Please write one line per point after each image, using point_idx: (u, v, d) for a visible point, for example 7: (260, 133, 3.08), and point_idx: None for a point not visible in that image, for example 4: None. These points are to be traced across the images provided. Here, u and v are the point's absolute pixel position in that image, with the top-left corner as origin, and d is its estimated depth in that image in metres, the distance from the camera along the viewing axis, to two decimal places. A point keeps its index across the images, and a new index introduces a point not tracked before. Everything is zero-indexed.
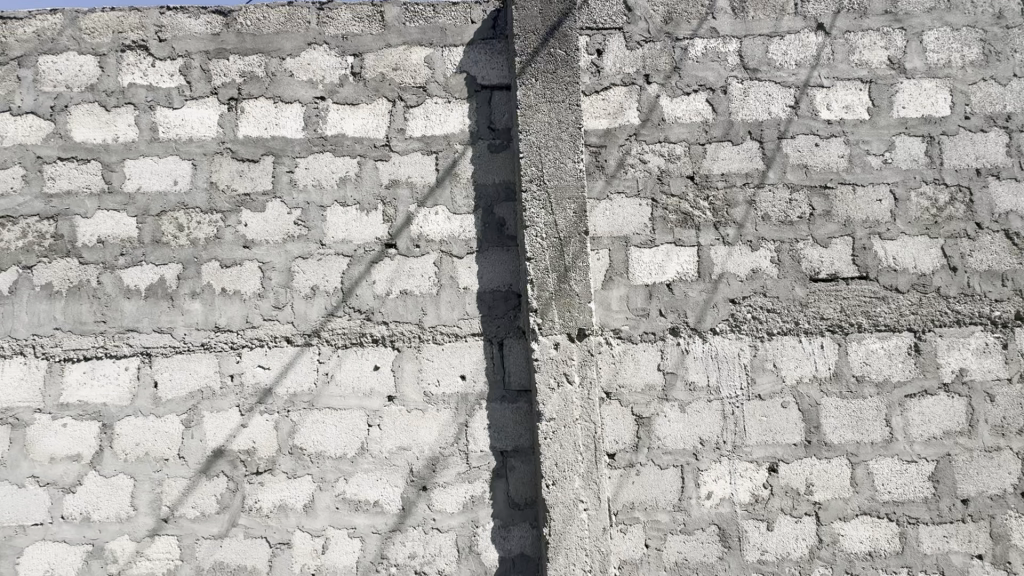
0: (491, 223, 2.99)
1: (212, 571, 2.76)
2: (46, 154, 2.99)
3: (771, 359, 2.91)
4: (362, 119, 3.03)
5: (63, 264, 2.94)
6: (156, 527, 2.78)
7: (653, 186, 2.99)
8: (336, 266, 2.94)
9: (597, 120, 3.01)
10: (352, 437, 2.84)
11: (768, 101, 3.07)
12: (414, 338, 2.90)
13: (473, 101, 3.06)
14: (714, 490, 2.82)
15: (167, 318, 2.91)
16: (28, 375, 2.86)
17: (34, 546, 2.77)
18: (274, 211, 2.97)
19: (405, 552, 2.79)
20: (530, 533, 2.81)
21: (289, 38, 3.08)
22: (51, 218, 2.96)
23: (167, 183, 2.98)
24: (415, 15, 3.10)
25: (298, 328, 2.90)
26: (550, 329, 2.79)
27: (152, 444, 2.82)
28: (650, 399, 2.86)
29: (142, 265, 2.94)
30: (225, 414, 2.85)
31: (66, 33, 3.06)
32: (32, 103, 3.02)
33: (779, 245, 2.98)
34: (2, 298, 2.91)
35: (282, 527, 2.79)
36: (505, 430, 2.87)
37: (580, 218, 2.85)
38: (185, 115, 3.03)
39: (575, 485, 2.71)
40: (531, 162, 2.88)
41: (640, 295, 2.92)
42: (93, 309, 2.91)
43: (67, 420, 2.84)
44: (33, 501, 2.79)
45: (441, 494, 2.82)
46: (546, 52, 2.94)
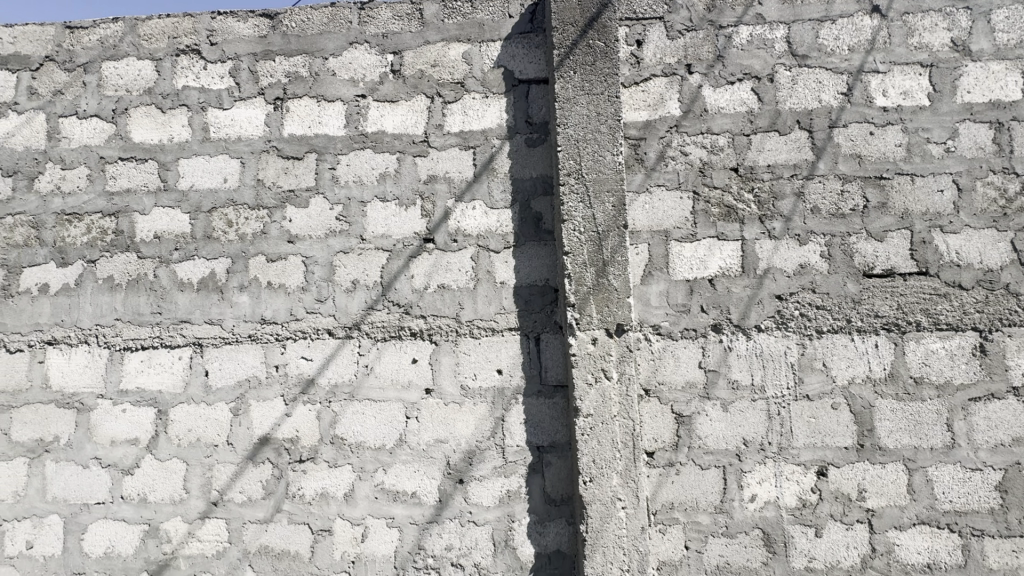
0: (528, 218, 2.98)
1: (259, 555, 2.86)
2: (108, 154, 3.17)
3: (820, 358, 2.79)
4: (402, 115, 3.08)
5: (123, 258, 3.10)
6: (206, 509, 2.90)
7: (694, 179, 2.91)
8: (376, 261, 2.99)
9: (636, 112, 2.95)
10: (391, 428, 2.89)
11: (818, 89, 2.94)
12: (452, 332, 2.93)
13: (511, 96, 3.06)
14: (758, 493, 2.72)
15: (218, 309, 3.03)
16: (92, 362, 3.04)
17: (97, 523, 2.94)
18: (317, 207, 3.05)
19: (442, 544, 2.82)
20: (566, 530, 2.79)
21: (332, 38, 3.15)
22: (113, 215, 3.13)
23: (217, 181, 3.11)
24: (453, 12, 3.12)
25: (339, 320, 2.97)
26: (588, 324, 2.75)
27: (203, 431, 2.95)
28: (691, 397, 2.79)
29: (194, 259, 3.07)
30: (270, 403, 2.95)
31: (126, 40, 3.24)
32: (96, 107, 3.21)
33: (830, 239, 2.85)
34: (69, 289, 3.10)
35: (323, 515, 2.86)
36: (542, 426, 2.85)
37: (619, 212, 2.80)
38: (234, 115, 3.15)
39: (613, 483, 2.67)
40: (569, 155, 2.85)
41: (680, 291, 2.85)
42: (150, 301, 3.06)
43: (126, 406, 3.00)
44: (96, 481, 2.96)
45: (477, 488, 2.83)
46: (585, 44, 2.91)
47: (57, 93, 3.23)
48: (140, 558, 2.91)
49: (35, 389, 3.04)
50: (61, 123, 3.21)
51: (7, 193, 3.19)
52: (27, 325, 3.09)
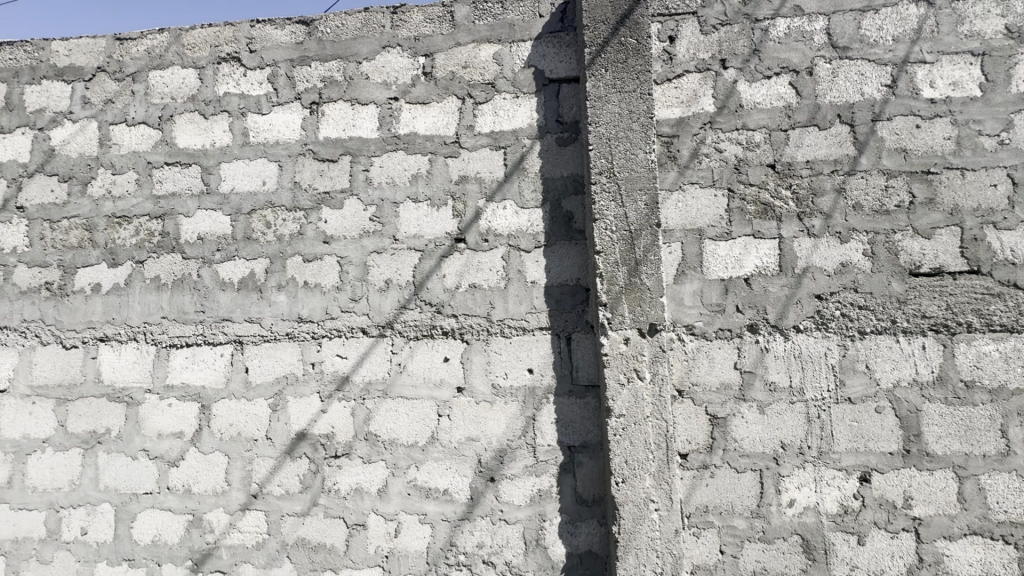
0: (559, 217, 2.97)
1: (296, 547, 2.94)
2: (155, 160, 3.31)
3: (863, 360, 2.69)
4: (433, 117, 3.11)
5: (169, 258, 3.24)
6: (247, 502, 3.00)
7: (729, 176, 2.85)
8: (408, 260, 3.04)
9: (669, 109, 2.91)
10: (423, 426, 2.93)
11: (860, 81, 2.84)
12: (483, 331, 2.95)
13: (541, 96, 3.06)
14: (797, 498, 2.65)
15: (257, 308, 3.13)
16: (140, 358, 3.18)
17: (145, 512, 3.07)
18: (351, 208, 3.11)
19: (474, 542, 2.84)
20: (598, 530, 2.78)
21: (365, 43, 3.22)
22: (159, 218, 3.27)
23: (256, 183, 3.21)
24: (483, 13, 3.14)
25: (372, 319, 3.03)
26: (620, 324, 2.72)
27: (243, 425, 3.05)
28: (726, 399, 2.74)
29: (235, 260, 3.18)
30: (307, 400, 3.03)
31: (171, 49, 3.38)
32: (144, 114, 3.35)
33: (873, 236, 2.75)
34: (119, 289, 3.26)
35: (357, 510, 2.92)
36: (573, 426, 2.84)
37: (652, 210, 2.77)
38: (272, 120, 3.25)
39: (646, 484, 2.64)
40: (601, 154, 2.82)
41: (715, 290, 2.79)
42: (193, 300, 3.19)
43: (172, 400, 3.13)
44: (144, 472, 3.10)
45: (508, 486, 2.84)
46: (617, 41, 2.88)
47: (108, 102, 3.39)
48: (185, 547, 3.03)
49: (88, 383, 3.21)
50: (112, 130, 3.37)
51: (63, 198, 3.37)
52: (81, 323, 3.26)
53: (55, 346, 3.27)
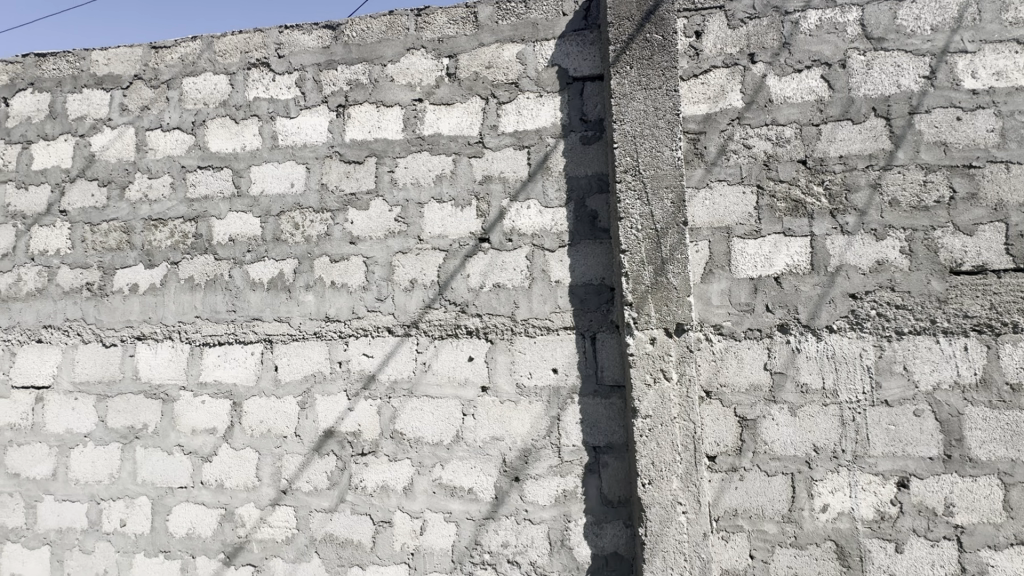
0: (584, 216, 2.96)
1: (324, 542, 2.99)
2: (189, 164, 3.41)
3: (901, 361, 2.60)
4: (457, 118, 3.13)
5: (202, 259, 3.33)
6: (277, 497, 3.07)
7: (759, 173, 2.79)
8: (433, 260, 3.06)
9: (696, 106, 2.86)
10: (448, 425, 2.94)
11: (897, 73, 2.74)
12: (507, 331, 2.95)
13: (565, 94, 3.04)
14: (830, 503, 2.58)
15: (286, 307, 3.20)
16: (175, 356, 3.29)
17: (180, 505, 3.17)
18: (377, 209, 3.15)
19: (498, 541, 2.84)
20: (623, 532, 2.75)
21: (390, 46, 3.25)
22: (193, 220, 3.37)
23: (285, 186, 3.28)
24: (507, 13, 3.15)
25: (398, 319, 3.06)
26: (646, 324, 2.69)
27: (273, 422, 3.12)
28: (756, 400, 2.68)
29: (265, 261, 3.26)
30: (334, 398, 3.07)
31: (204, 56, 3.47)
32: (178, 119, 3.46)
33: (910, 233, 2.66)
34: (155, 289, 3.37)
35: (383, 507, 2.96)
36: (599, 426, 2.82)
37: (679, 208, 2.72)
38: (300, 123, 3.31)
39: (673, 487, 2.59)
40: (626, 152, 2.79)
41: (744, 289, 2.74)
42: (225, 300, 3.27)
43: (205, 397, 3.22)
44: (179, 467, 3.20)
45: (533, 486, 2.84)
46: (642, 38, 2.85)
47: (144, 109, 3.51)
48: (218, 540, 3.11)
49: (126, 380, 3.32)
50: (148, 136, 3.49)
51: (102, 201, 3.50)
52: (120, 322, 3.38)
53: (95, 344, 3.40)
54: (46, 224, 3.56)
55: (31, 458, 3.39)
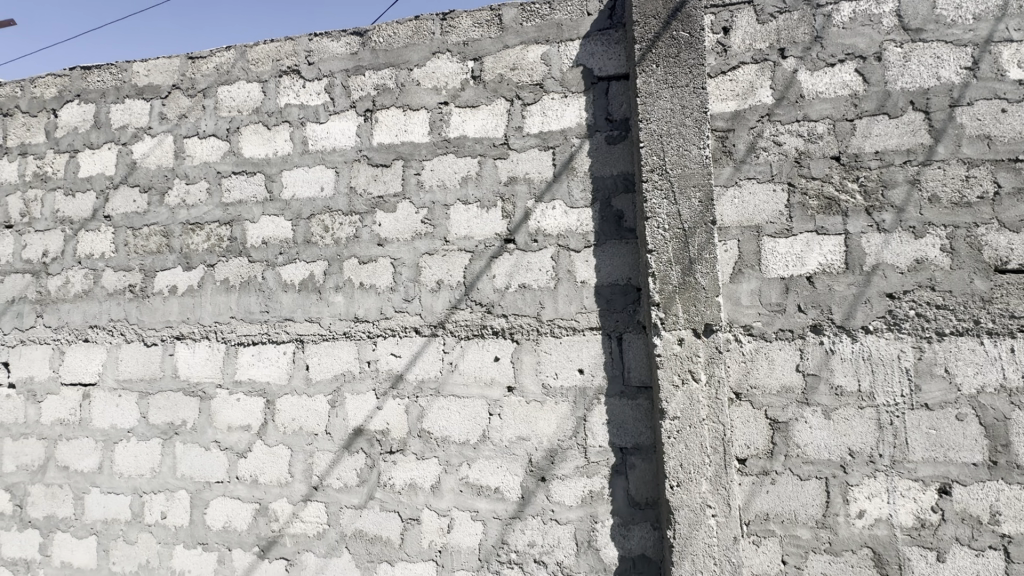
0: (609, 216, 2.94)
1: (354, 538, 3.06)
2: (224, 169, 3.53)
3: (942, 363, 2.51)
4: (482, 120, 3.16)
5: (237, 261, 3.44)
6: (308, 493, 3.15)
7: (790, 170, 2.73)
8: (459, 261, 3.10)
9: (724, 103, 2.82)
10: (474, 424, 2.97)
11: (936, 65, 2.65)
12: (533, 331, 2.96)
13: (590, 94, 3.04)
14: (867, 509, 2.51)
15: (316, 308, 3.28)
16: (212, 355, 3.41)
17: (216, 499, 3.28)
18: (404, 211, 3.21)
19: (525, 540, 2.86)
20: (651, 534, 2.73)
21: (417, 50, 3.31)
22: (228, 224, 3.49)
23: (315, 189, 3.36)
24: (531, 15, 3.16)
25: (424, 319, 3.10)
26: (674, 324, 2.66)
27: (304, 420, 3.20)
28: (787, 403, 2.62)
29: (296, 262, 3.34)
30: (363, 397, 3.14)
31: (238, 65, 3.59)
32: (214, 127, 3.59)
33: (952, 230, 2.56)
34: (193, 290, 3.49)
35: (411, 504, 3.01)
36: (625, 427, 2.81)
37: (706, 207, 2.69)
38: (329, 128, 3.39)
39: (702, 489, 2.56)
40: (652, 151, 2.76)
41: (775, 289, 2.68)
42: (259, 301, 3.37)
43: (240, 395, 3.32)
44: (215, 462, 3.31)
45: (560, 487, 2.84)
46: (668, 36, 2.82)
47: (182, 117, 3.65)
48: (252, 533, 3.21)
49: (166, 378, 3.46)
50: (186, 143, 3.63)
51: (143, 207, 3.66)
52: (160, 322, 3.52)
53: (137, 343, 3.54)
54: (92, 229, 3.73)
55: (79, 452, 3.56)
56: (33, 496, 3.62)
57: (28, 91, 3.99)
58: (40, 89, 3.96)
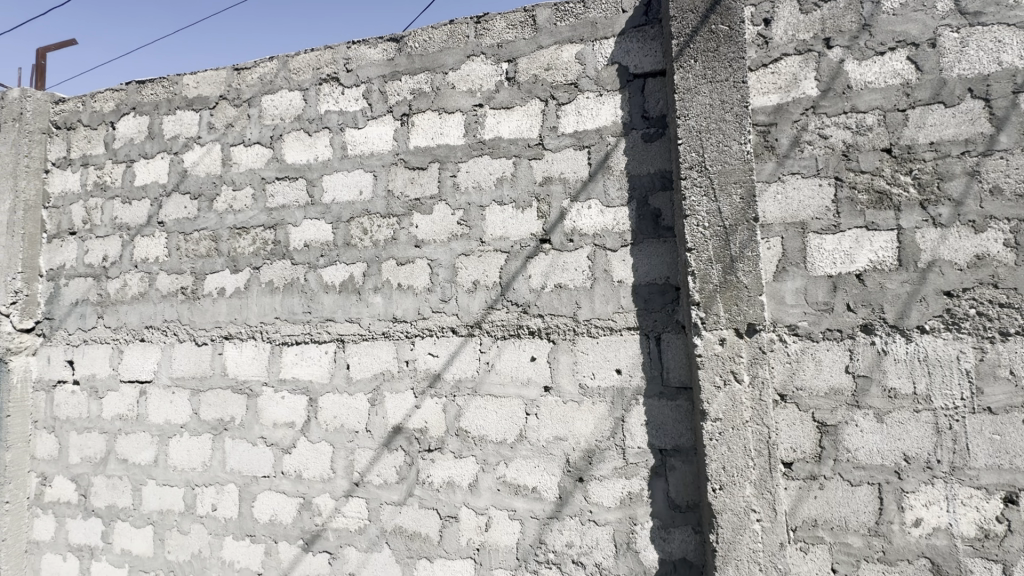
0: (647, 215, 2.91)
1: (394, 534, 3.12)
2: (268, 175, 3.67)
3: (1006, 365, 2.38)
4: (517, 121, 3.17)
5: (280, 264, 3.57)
6: (350, 489, 3.23)
7: (836, 164, 2.64)
8: (495, 262, 3.12)
9: (766, 97, 2.74)
10: (512, 423, 2.98)
11: (997, 49, 2.51)
12: (569, 331, 2.95)
13: (626, 92, 3.01)
14: (924, 518, 2.39)
15: (356, 309, 3.36)
16: (258, 354, 3.54)
17: (263, 493, 3.41)
18: (440, 213, 3.25)
19: (563, 541, 2.85)
20: (692, 538, 2.68)
21: (451, 54, 3.35)
22: (272, 228, 3.62)
23: (354, 193, 3.45)
24: (565, 14, 3.16)
25: (461, 319, 3.14)
26: (715, 324, 2.60)
27: (346, 418, 3.29)
28: (836, 405, 2.53)
29: (336, 264, 3.44)
30: (402, 396, 3.20)
31: (280, 75, 3.72)
32: (258, 135, 3.73)
33: (1016, 224, 2.42)
34: (240, 292, 3.64)
35: (449, 502, 3.04)
36: (665, 428, 2.77)
37: (749, 204, 2.62)
38: (367, 133, 3.48)
39: (746, 493, 2.49)
40: (691, 148, 2.71)
41: (821, 287, 2.59)
42: (302, 302, 3.49)
43: (285, 393, 3.44)
44: (262, 457, 3.44)
45: (598, 487, 2.82)
46: (707, 30, 2.76)
47: (228, 126, 3.81)
48: (297, 527, 3.32)
49: (216, 376, 3.62)
50: (232, 151, 3.78)
51: (194, 213, 3.84)
52: (210, 322, 3.68)
53: (189, 343, 3.72)
54: (147, 234, 3.94)
55: (137, 446, 3.76)
56: (96, 486, 3.84)
57: (88, 106, 4.24)
58: (99, 103, 4.21)
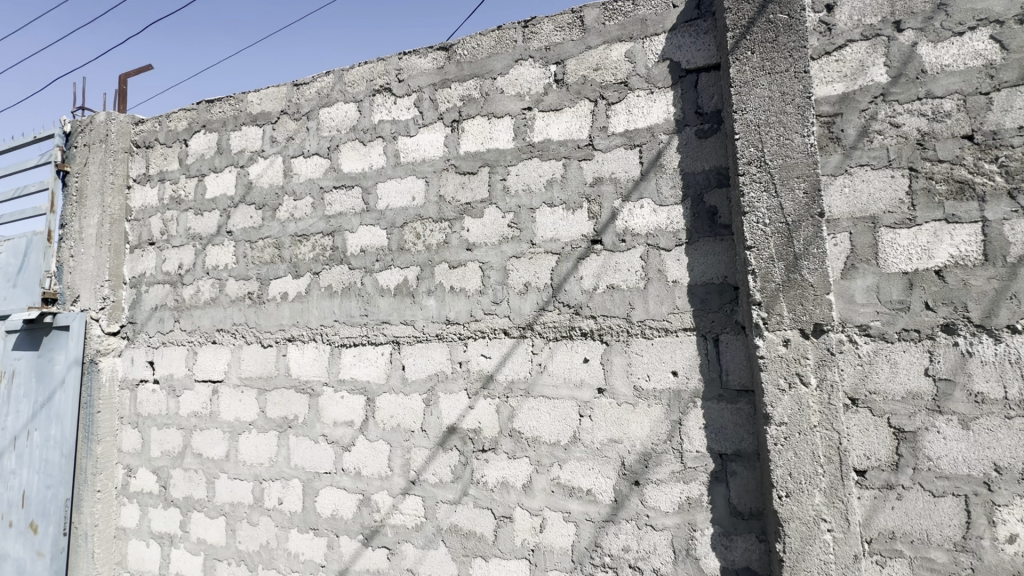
0: (702, 213, 2.84)
1: (450, 532, 3.18)
2: (326, 185, 3.84)
3: None
4: (566, 122, 3.18)
5: (338, 269, 3.72)
6: (407, 487, 3.32)
7: (911, 153, 2.48)
8: (546, 263, 3.13)
9: (830, 86, 2.62)
10: (565, 425, 2.98)
11: None
12: (623, 332, 2.92)
13: (678, 88, 2.95)
14: (1018, 533, 2.22)
15: (411, 311, 3.46)
16: (319, 355, 3.70)
17: (325, 489, 3.56)
18: (491, 216, 3.30)
19: (620, 545, 2.82)
20: (756, 547, 2.59)
21: (500, 59, 3.40)
22: (330, 234, 3.78)
23: (407, 199, 3.56)
24: (614, 13, 3.14)
25: (513, 321, 3.16)
26: (778, 324, 2.50)
27: (402, 417, 3.39)
28: (915, 411, 2.37)
29: (391, 268, 3.55)
30: (456, 396, 3.26)
31: (336, 88, 3.89)
32: (316, 146, 3.91)
33: None
34: (302, 296, 3.83)
35: (504, 502, 3.07)
36: (725, 432, 2.69)
37: (813, 199, 2.51)
38: (419, 140, 3.58)
39: (816, 501, 2.38)
40: (749, 142, 2.63)
41: (896, 285, 2.44)
42: (359, 305, 3.62)
43: (344, 393, 3.58)
44: (323, 454, 3.60)
45: (655, 491, 2.78)
46: (765, 20, 2.66)
47: (289, 139, 4.02)
48: (357, 522, 3.44)
49: (281, 376, 3.81)
50: (293, 163, 3.99)
51: (259, 222, 4.06)
52: (274, 326, 3.89)
53: (256, 344, 3.94)
54: (217, 243, 4.21)
55: (210, 441, 4.02)
56: (175, 478, 4.13)
57: (164, 125, 4.59)
58: (174, 122, 4.54)
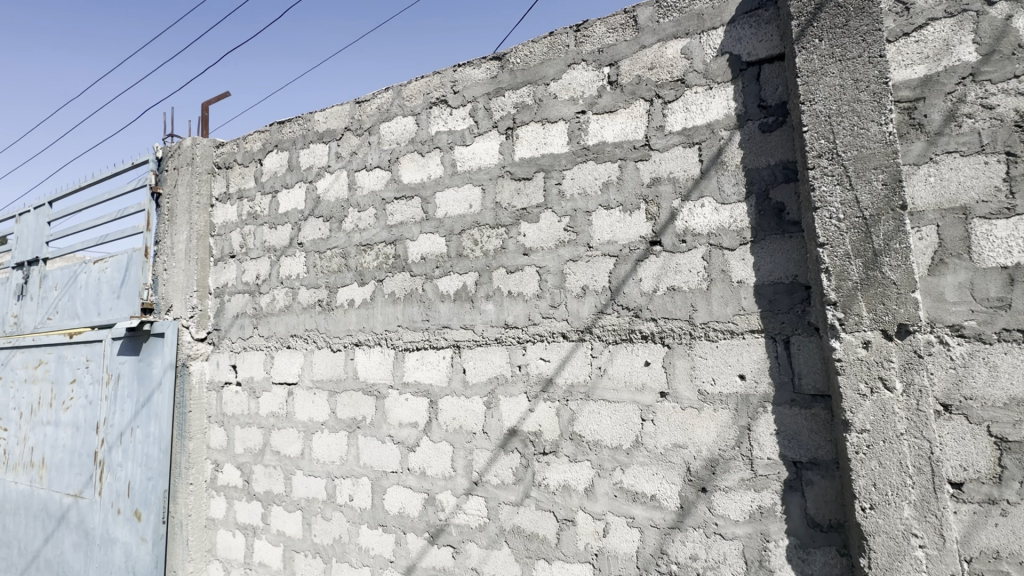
0: (768, 210, 2.73)
1: (513, 533, 3.22)
2: (387, 196, 4.02)
3: None
4: (622, 124, 3.15)
5: (401, 276, 3.88)
6: (470, 487, 3.40)
7: (1007, 137, 2.28)
8: (604, 266, 3.12)
9: (910, 69, 2.45)
10: (627, 429, 2.95)
11: None
12: (685, 335, 2.86)
13: (739, 82, 2.86)
14: None
15: (470, 316, 3.55)
16: (384, 359, 3.87)
17: (392, 487, 3.71)
18: (547, 221, 3.33)
19: (687, 553, 2.75)
20: (837, 561, 2.45)
21: (552, 65, 3.43)
22: (393, 243, 3.95)
23: (465, 207, 3.66)
24: (668, 10, 3.09)
25: (571, 324, 3.17)
26: (857, 325, 2.36)
27: (464, 419, 3.48)
28: (1020, 418, 2.17)
29: (451, 275, 3.66)
30: (516, 399, 3.31)
31: (395, 103, 4.07)
32: (378, 159, 4.10)
33: None
34: (367, 303, 4.02)
35: (566, 506, 3.08)
36: (799, 439, 2.56)
37: (893, 190, 2.35)
38: (475, 149, 3.67)
39: (905, 515, 2.22)
40: (818, 134, 2.50)
41: (993, 281, 2.24)
42: (421, 310, 3.76)
43: (409, 395, 3.73)
44: (390, 453, 3.75)
45: (723, 499, 2.69)
46: (833, 5, 2.53)
47: (353, 154, 4.25)
48: (423, 520, 3.56)
49: (349, 379, 4.02)
50: (356, 176, 4.20)
51: (327, 233, 4.31)
52: (343, 331, 4.11)
53: (326, 349, 4.18)
54: (290, 254, 4.51)
55: (287, 440, 4.29)
56: (256, 474, 4.45)
57: (242, 146, 4.97)
58: (250, 144, 4.91)
